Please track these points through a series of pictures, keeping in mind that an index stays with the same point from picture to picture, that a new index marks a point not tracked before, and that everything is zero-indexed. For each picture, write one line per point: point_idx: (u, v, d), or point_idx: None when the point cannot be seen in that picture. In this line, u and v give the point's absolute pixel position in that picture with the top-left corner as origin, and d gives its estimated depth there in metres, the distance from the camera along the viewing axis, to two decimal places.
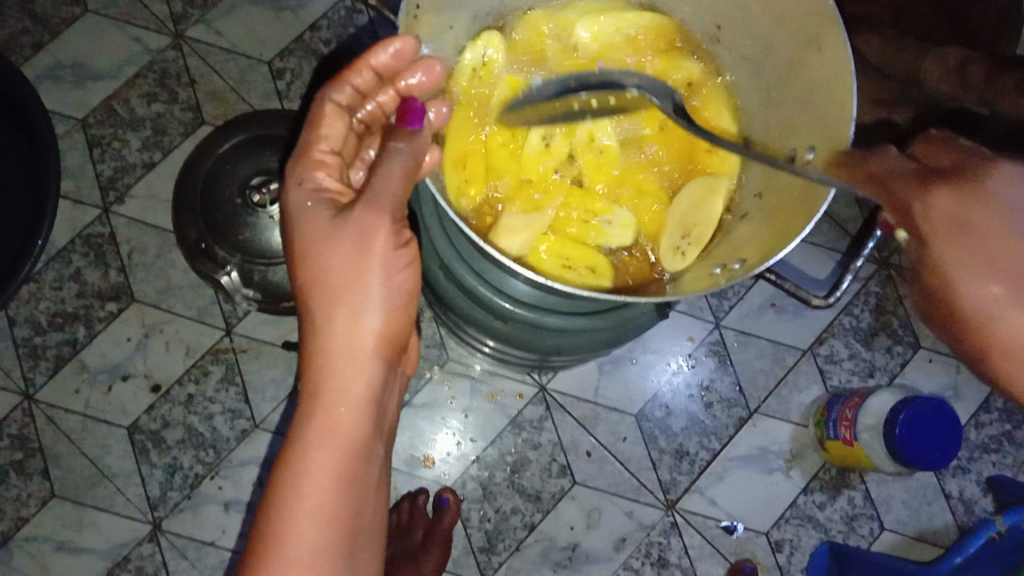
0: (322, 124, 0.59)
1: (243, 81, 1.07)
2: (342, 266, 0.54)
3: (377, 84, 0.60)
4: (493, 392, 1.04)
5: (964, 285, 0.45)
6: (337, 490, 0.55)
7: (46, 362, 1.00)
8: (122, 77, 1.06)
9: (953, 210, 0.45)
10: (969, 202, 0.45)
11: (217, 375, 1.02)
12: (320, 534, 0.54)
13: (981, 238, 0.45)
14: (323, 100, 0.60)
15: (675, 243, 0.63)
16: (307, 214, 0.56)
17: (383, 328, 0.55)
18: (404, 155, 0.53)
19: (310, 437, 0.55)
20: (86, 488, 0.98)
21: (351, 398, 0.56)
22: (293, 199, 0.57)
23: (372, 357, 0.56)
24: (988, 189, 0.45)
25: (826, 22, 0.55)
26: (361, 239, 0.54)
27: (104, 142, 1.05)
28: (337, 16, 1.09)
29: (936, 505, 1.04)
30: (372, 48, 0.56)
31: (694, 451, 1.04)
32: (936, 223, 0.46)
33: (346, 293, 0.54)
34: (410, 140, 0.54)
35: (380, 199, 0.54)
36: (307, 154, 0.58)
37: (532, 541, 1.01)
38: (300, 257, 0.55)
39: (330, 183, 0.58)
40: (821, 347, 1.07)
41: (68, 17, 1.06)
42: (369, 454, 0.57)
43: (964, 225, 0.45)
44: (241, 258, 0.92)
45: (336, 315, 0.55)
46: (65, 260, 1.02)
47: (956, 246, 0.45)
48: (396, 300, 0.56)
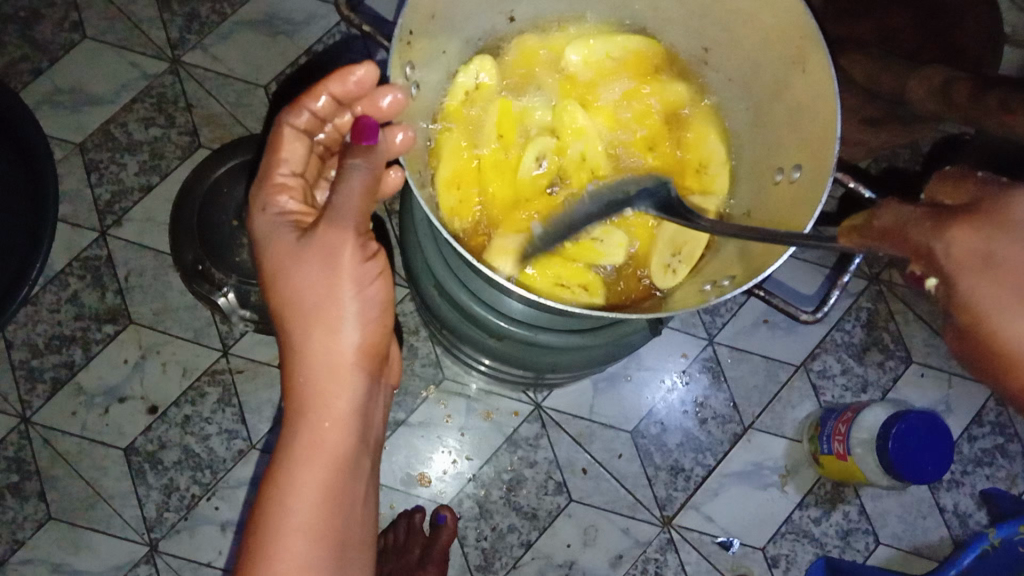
0: (281, 149, 0.61)
1: (239, 105, 1.09)
2: (311, 284, 0.55)
3: (335, 107, 0.60)
4: (488, 411, 1.04)
5: (1023, 341, 0.37)
6: (323, 504, 0.56)
7: (43, 385, 1.01)
8: (120, 101, 1.08)
9: (983, 251, 0.38)
10: (1004, 241, 0.38)
11: (214, 396, 1.03)
12: (308, 550, 0.54)
13: (1016, 278, 0.38)
14: (282, 125, 0.61)
15: (665, 261, 0.64)
16: (274, 237, 0.57)
17: (361, 342, 0.56)
18: (362, 172, 0.52)
19: (296, 452, 0.56)
20: (83, 510, 0.98)
21: (335, 413, 0.56)
22: (261, 225, 0.59)
23: (352, 371, 0.56)
24: (1018, 223, 0.39)
25: (810, 45, 0.57)
26: (328, 256, 0.54)
27: (101, 166, 1.06)
28: (333, 40, 1.11)
29: (931, 518, 1.05)
30: (331, 75, 0.57)
31: (690, 467, 1.04)
32: (963, 266, 0.38)
33: (319, 310, 0.55)
34: (367, 156, 0.53)
35: (341, 215, 0.53)
36: (268, 180, 0.60)
37: (528, 559, 1.01)
38: (272, 278, 0.57)
39: (292, 206, 0.60)
40: (814, 363, 1.08)
41: (66, 44, 1.08)
42: (356, 468, 0.58)
43: (1002, 267, 0.38)
44: (238, 279, 0.93)
45: (312, 333, 0.55)
46: (63, 283, 1.03)
47: (995, 290, 0.38)
48: (371, 314, 0.56)
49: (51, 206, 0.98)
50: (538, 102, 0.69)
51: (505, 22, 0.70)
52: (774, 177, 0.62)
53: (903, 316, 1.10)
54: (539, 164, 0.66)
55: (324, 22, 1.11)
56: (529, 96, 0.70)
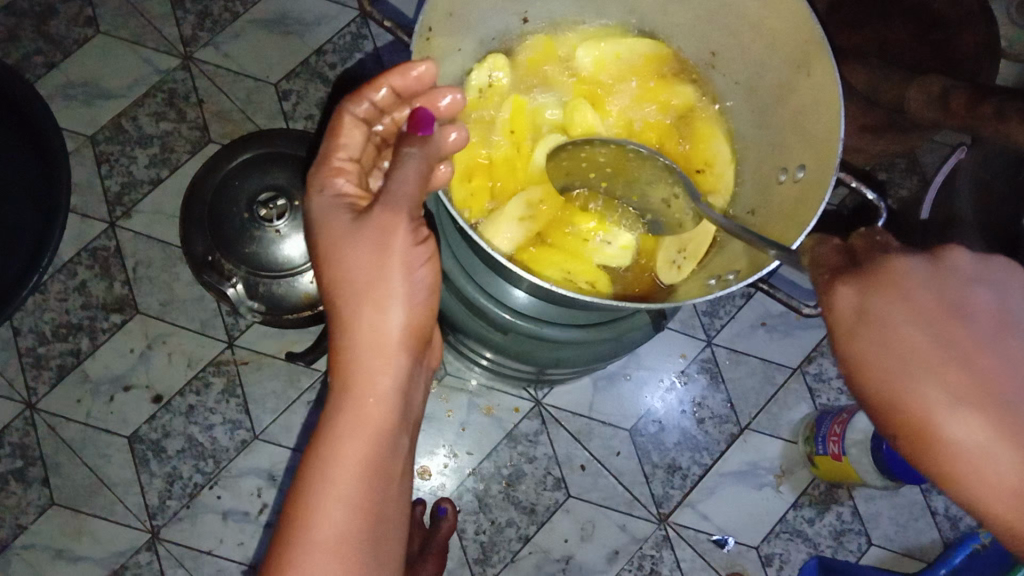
0: (340, 134, 0.62)
1: (250, 101, 1.10)
2: (363, 264, 0.57)
3: (394, 99, 0.62)
4: (489, 406, 1.06)
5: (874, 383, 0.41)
6: (364, 477, 0.57)
7: (49, 372, 1.02)
8: (131, 95, 1.09)
9: (859, 302, 0.42)
10: (881, 294, 0.42)
11: (218, 387, 1.04)
12: (347, 519, 0.56)
13: (882, 331, 0.41)
14: (341, 113, 0.63)
15: (671, 257, 0.65)
16: (330, 217, 0.59)
17: (408, 322, 0.58)
18: (416, 159, 0.55)
19: (340, 426, 0.57)
20: (86, 497, 0.99)
21: (379, 390, 0.58)
22: (316, 204, 0.60)
23: (398, 350, 0.58)
24: (891, 279, 0.42)
25: (815, 49, 0.59)
26: (381, 237, 0.56)
27: (112, 158, 1.07)
28: (343, 41, 1.13)
29: (923, 521, 1.07)
30: (392, 69, 0.58)
31: (686, 466, 1.06)
32: (840, 321, 0.43)
33: (369, 290, 0.57)
34: (422, 145, 0.56)
35: (397, 199, 0.56)
36: (326, 163, 0.62)
37: (526, 553, 1.02)
38: (326, 256, 0.58)
39: (348, 188, 0.61)
40: (810, 366, 1.10)
41: (80, 38, 1.09)
42: (395, 446, 0.59)
43: (881, 319, 0.41)
44: (247, 270, 0.94)
45: (362, 311, 0.57)
46: (71, 272, 1.04)
47: (869, 340, 0.41)
48: (419, 296, 0.58)
49: (64, 192, 0.99)
50: (550, 101, 0.71)
51: (519, 22, 0.72)
52: (778, 177, 0.64)
53: None
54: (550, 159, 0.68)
55: (335, 22, 1.13)
56: (541, 95, 0.71)
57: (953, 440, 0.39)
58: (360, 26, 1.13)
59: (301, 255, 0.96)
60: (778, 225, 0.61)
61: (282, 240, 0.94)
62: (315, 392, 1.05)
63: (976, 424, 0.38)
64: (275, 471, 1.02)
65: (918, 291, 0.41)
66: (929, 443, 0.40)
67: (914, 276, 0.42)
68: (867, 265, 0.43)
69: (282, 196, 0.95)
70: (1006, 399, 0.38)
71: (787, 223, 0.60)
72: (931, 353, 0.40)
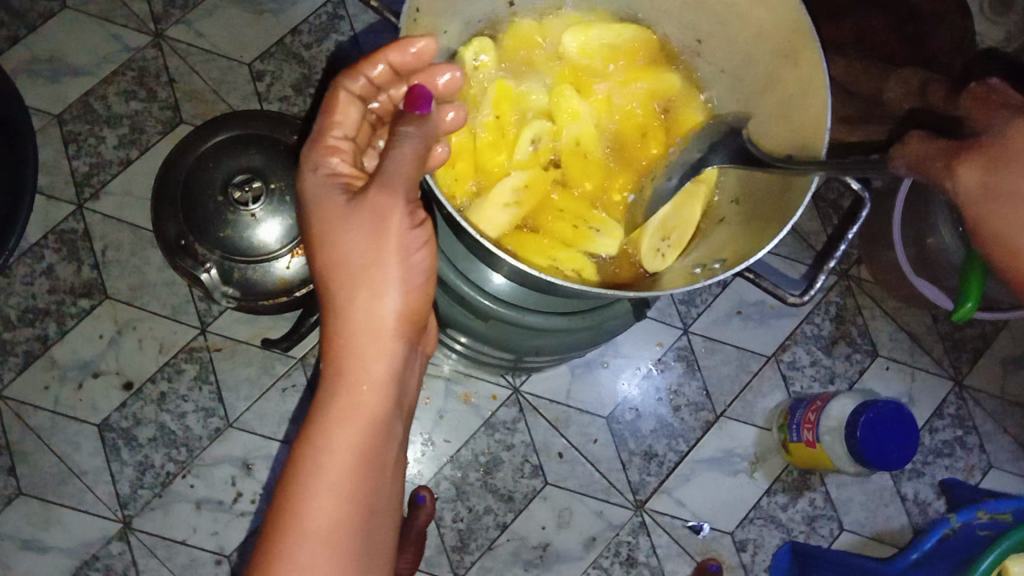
0: (335, 111, 0.62)
1: (223, 81, 1.08)
2: (358, 247, 0.56)
3: (391, 76, 0.61)
4: (467, 394, 1.05)
5: None
6: (356, 466, 0.56)
7: (16, 359, 0.99)
8: (100, 73, 1.06)
9: (982, 179, 0.58)
10: (1002, 172, 0.58)
11: (191, 374, 1.02)
12: (338, 509, 0.55)
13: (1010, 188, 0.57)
14: (338, 89, 0.62)
15: (655, 245, 0.65)
16: (324, 198, 0.58)
17: (403, 307, 0.58)
18: (414, 139, 0.55)
19: (333, 413, 0.57)
20: (55, 485, 0.97)
21: (373, 376, 0.58)
22: (309, 183, 0.60)
23: (392, 335, 0.58)
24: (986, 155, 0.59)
25: (803, 38, 0.59)
26: (376, 220, 0.56)
27: (80, 138, 1.05)
28: (319, 21, 1.11)
29: (893, 507, 1.08)
30: (393, 44, 0.58)
31: (663, 452, 1.07)
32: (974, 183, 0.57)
33: (364, 274, 0.57)
34: (419, 126, 0.55)
35: (393, 179, 0.55)
36: (322, 140, 0.61)
37: (503, 541, 1.02)
38: (320, 239, 0.58)
39: (343, 168, 0.61)
40: (784, 354, 1.11)
41: (46, 12, 1.06)
42: (389, 433, 0.59)
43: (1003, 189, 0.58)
44: (221, 255, 0.92)
45: (356, 296, 0.57)
46: (38, 255, 1.02)
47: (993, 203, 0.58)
48: (414, 281, 0.58)
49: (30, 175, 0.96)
50: (535, 86, 0.70)
51: (506, 6, 0.71)
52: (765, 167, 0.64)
53: (871, 310, 1.13)
54: (534, 146, 0.67)
55: (311, 1, 1.11)
56: (525, 79, 0.71)
57: None
58: (336, 6, 1.11)
59: (277, 240, 0.94)
60: (761, 214, 0.61)
61: (257, 224, 0.93)
62: (291, 379, 1.03)
63: None
64: (250, 460, 1.01)
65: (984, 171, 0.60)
66: None
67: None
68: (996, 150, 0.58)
69: (257, 178, 0.93)
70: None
71: (773, 210, 0.60)
72: None
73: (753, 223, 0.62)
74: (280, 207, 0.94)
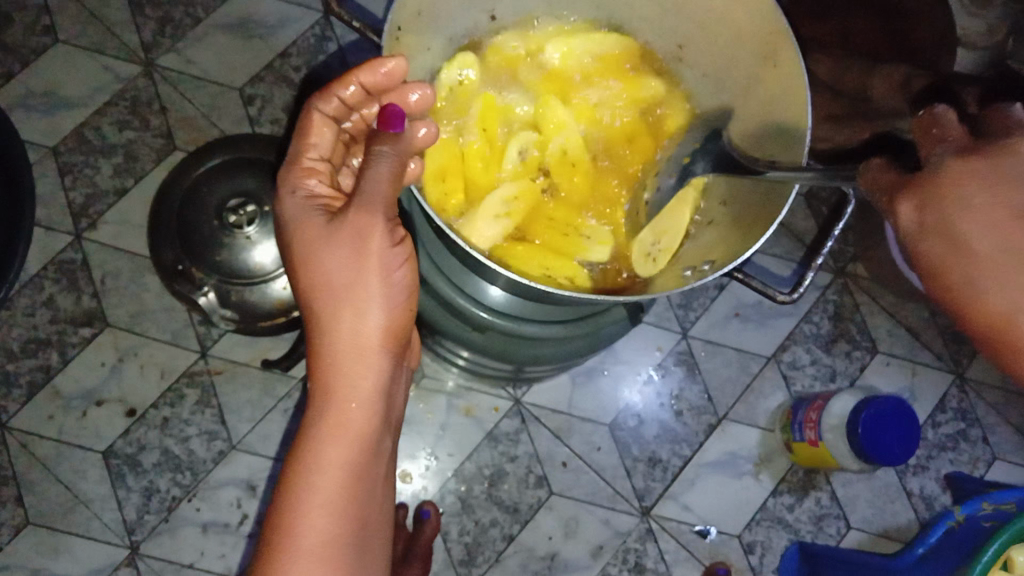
0: (311, 133, 0.64)
1: (215, 107, 1.09)
2: (340, 267, 0.57)
3: (364, 96, 0.63)
4: (469, 407, 1.06)
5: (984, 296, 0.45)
6: (346, 483, 0.57)
7: (19, 390, 1.00)
8: (93, 104, 1.07)
9: (920, 218, 0.46)
10: (939, 211, 0.45)
11: (193, 398, 1.02)
12: (330, 526, 0.56)
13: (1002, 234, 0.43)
14: (311, 111, 0.64)
15: (646, 249, 0.66)
16: (305, 220, 0.59)
17: (387, 323, 0.59)
18: (388, 158, 0.54)
19: (322, 431, 0.57)
20: (62, 514, 0.97)
21: (361, 393, 0.58)
22: (288, 207, 0.60)
23: (377, 352, 0.59)
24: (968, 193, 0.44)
25: (781, 40, 0.59)
26: (357, 239, 0.57)
27: (75, 169, 1.06)
28: (307, 43, 1.12)
29: (899, 502, 1.08)
30: (362, 67, 0.59)
31: (667, 458, 1.07)
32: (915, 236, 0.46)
33: (347, 292, 0.57)
34: (394, 143, 0.54)
35: (371, 199, 0.55)
36: (298, 163, 0.63)
37: (511, 552, 1.02)
38: (302, 260, 0.59)
39: (321, 189, 0.62)
40: (784, 354, 1.11)
41: (39, 47, 1.07)
42: (378, 448, 0.60)
43: (945, 230, 0.45)
44: (218, 278, 0.93)
45: (341, 314, 0.58)
46: (38, 286, 1.02)
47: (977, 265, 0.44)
48: (397, 297, 0.59)
49: (28, 207, 0.97)
50: (520, 98, 0.71)
51: (488, 19, 0.71)
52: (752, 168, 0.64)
53: (869, 307, 1.13)
54: (522, 157, 0.68)
55: (299, 25, 1.12)
56: (511, 92, 0.71)
57: None
58: (324, 28, 1.12)
59: (273, 261, 0.95)
60: (748, 214, 0.62)
61: (253, 247, 0.93)
62: (292, 399, 1.04)
63: None
64: (255, 481, 1.01)
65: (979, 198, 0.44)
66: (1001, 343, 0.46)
67: (983, 175, 0.44)
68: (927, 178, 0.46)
69: (250, 202, 0.94)
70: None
71: (757, 211, 0.60)
72: None
73: (740, 223, 0.62)
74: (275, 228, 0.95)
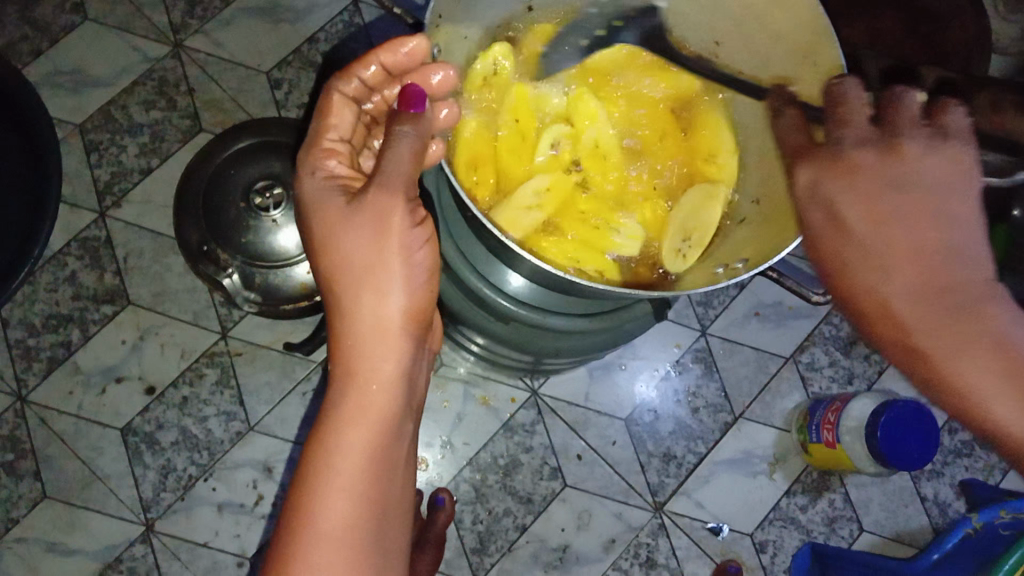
0: (330, 114, 0.64)
1: (242, 89, 1.09)
2: (361, 248, 0.58)
3: (385, 77, 0.65)
4: (486, 396, 1.06)
5: (850, 279, 0.45)
6: (368, 465, 0.57)
7: (40, 365, 1.00)
8: (121, 82, 1.08)
9: (813, 183, 0.47)
10: (831, 181, 0.46)
11: (212, 378, 1.03)
12: (351, 509, 0.56)
13: (861, 201, 0.45)
14: (331, 91, 0.64)
15: (676, 245, 0.66)
16: (323, 201, 0.59)
17: (408, 306, 0.59)
18: (411, 137, 0.56)
19: (343, 413, 0.58)
20: (79, 490, 0.98)
21: (382, 376, 0.59)
22: (308, 187, 0.61)
23: (399, 334, 0.59)
24: (860, 169, 0.45)
25: (820, 38, 0.59)
26: (378, 219, 0.57)
27: (101, 147, 1.06)
28: (336, 28, 1.12)
29: (913, 507, 1.08)
30: (384, 45, 0.62)
31: (682, 454, 1.07)
32: (800, 197, 0.47)
33: (369, 274, 0.58)
34: (415, 123, 0.57)
35: (391, 180, 0.56)
36: (318, 144, 0.63)
37: (523, 543, 1.02)
38: (321, 243, 0.59)
39: (340, 170, 0.62)
40: (802, 355, 1.11)
41: (67, 24, 1.07)
42: (399, 432, 0.60)
43: (825, 201, 0.46)
44: (242, 260, 0.93)
45: (362, 296, 0.58)
46: (60, 263, 1.03)
47: (836, 230, 0.46)
48: (418, 280, 0.59)
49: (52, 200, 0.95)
50: (554, 90, 0.71)
51: (523, 10, 0.70)
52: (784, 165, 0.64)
53: None
54: (553, 150, 0.68)
55: (327, 9, 1.12)
56: (546, 84, 0.71)
57: (892, 328, 0.44)
58: (353, 13, 1.12)
59: (297, 247, 0.95)
60: (781, 209, 0.61)
61: (278, 229, 0.94)
62: (310, 383, 1.04)
63: (926, 320, 0.43)
64: (271, 463, 1.01)
65: (898, 181, 0.45)
66: (876, 312, 0.45)
67: (872, 169, 0.45)
68: (831, 155, 0.46)
69: (277, 184, 0.94)
70: (956, 289, 0.43)
71: (790, 210, 0.60)
72: (877, 248, 0.44)
73: (775, 220, 0.61)
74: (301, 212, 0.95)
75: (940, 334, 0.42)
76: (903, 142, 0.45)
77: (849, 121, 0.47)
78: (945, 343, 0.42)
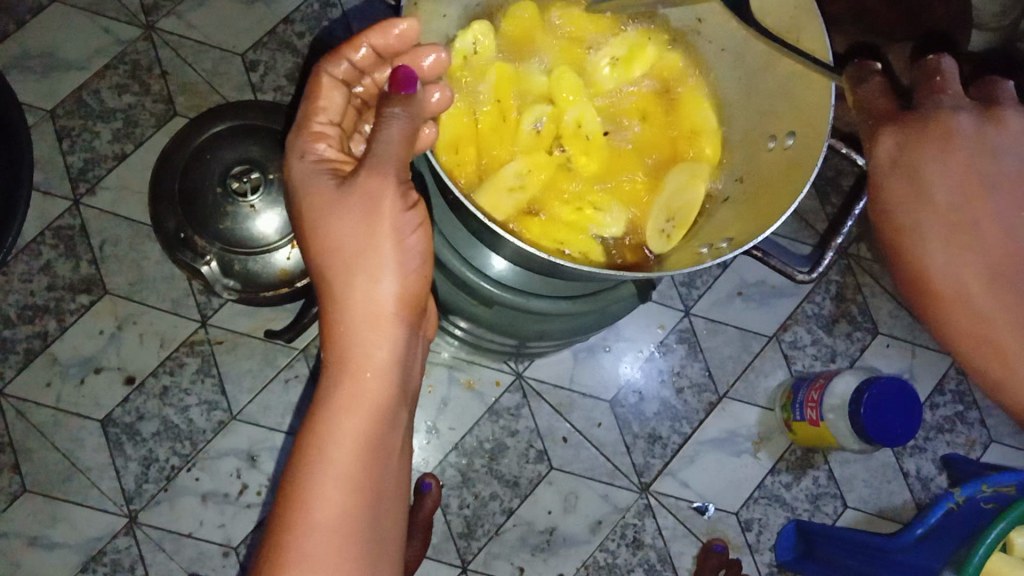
0: (319, 96, 0.63)
1: (217, 73, 1.07)
2: (353, 233, 0.57)
3: (374, 59, 0.63)
4: (470, 380, 1.06)
5: (922, 247, 0.50)
6: (361, 454, 0.56)
7: (16, 356, 0.99)
8: (92, 67, 1.05)
9: (896, 152, 0.49)
10: (917, 149, 0.48)
11: (193, 367, 1.02)
12: (346, 498, 0.55)
13: (950, 172, 0.48)
14: (320, 73, 0.63)
15: (661, 226, 0.64)
16: (313, 185, 0.58)
17: (401, 292, 0.58)
18: (401, 119, 0.54)
19: (336, 401, 0.57)
20: (59, 482, 0.97)
21: (376, 362, 0.58)
22: (297, 170, 0.60)
23: (391, 320, 0.58)
24: (953, 141, 0.48)
25: (802, 14, 0.58)
26: (369, 203, 0.56)
27: (73, 133, 1.04)
28: (311, 9, 1.10)
29: (896, 482, 1.09)
30: (375, 27, 0.60)
31: (667, 435, 1.07)
32: (879, 163, 0.50)
33: (360, 259, 0.57)
34: (406, 105, 0.55)
35: (383, 161, 0.55)
36: (306, 127, 0.62)
37: (510, 526, 1.02)
38: (313, 227, 0.58)
39: (330, 153, 0.61)
40: (785, 334, 1.11)
41: (35, 7, 1.05)
42: (393, 420, 0.59)
43: (911, 169, 0.49)
44: (220, 247, 0.92)
45: (354, 281, 0.57)
46: (35, 252, 1.01)
47: (914, 201, 0.49)
48: (411, 263, 0.58)
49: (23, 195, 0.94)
50: (537, 68, 0.70)
51: None
52: (767, 144, 0.64)
53: (870, 288, 1.14)
54: (538, 127, 0.67)
55: None
56: (530, 64, 0.70)
57: (954, 297, 0.50)
58: None
59: (276, 232, 0.93)
60: (764, 188, 0.61)
61: (257, 215, 0.93)
62: (293, 370, 1.03)
63: (986, 292, 0.49)
64: (255, 452, 1.00)
65: (988, 157, 0.48)
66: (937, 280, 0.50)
67: (967, 139, 0.48)
68: (924, 124, 0.48)
69: (255, 169, 0.93)
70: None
71: (773, 188, 0.60)
72: (955, 220, 0.48)
73: (758, 199, 0.61)
74: (278, 196, 0.94)
75: (1004, 318, 0.49)
76: (1000, 114, 0.49)
77: (944, 91, 0.50)
78: (1007, 323, 0.49)
